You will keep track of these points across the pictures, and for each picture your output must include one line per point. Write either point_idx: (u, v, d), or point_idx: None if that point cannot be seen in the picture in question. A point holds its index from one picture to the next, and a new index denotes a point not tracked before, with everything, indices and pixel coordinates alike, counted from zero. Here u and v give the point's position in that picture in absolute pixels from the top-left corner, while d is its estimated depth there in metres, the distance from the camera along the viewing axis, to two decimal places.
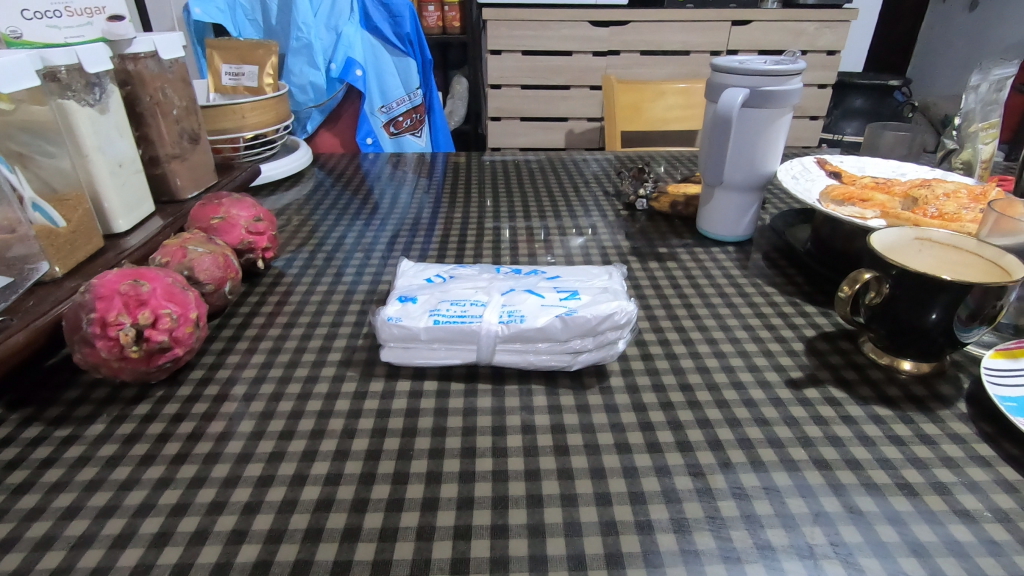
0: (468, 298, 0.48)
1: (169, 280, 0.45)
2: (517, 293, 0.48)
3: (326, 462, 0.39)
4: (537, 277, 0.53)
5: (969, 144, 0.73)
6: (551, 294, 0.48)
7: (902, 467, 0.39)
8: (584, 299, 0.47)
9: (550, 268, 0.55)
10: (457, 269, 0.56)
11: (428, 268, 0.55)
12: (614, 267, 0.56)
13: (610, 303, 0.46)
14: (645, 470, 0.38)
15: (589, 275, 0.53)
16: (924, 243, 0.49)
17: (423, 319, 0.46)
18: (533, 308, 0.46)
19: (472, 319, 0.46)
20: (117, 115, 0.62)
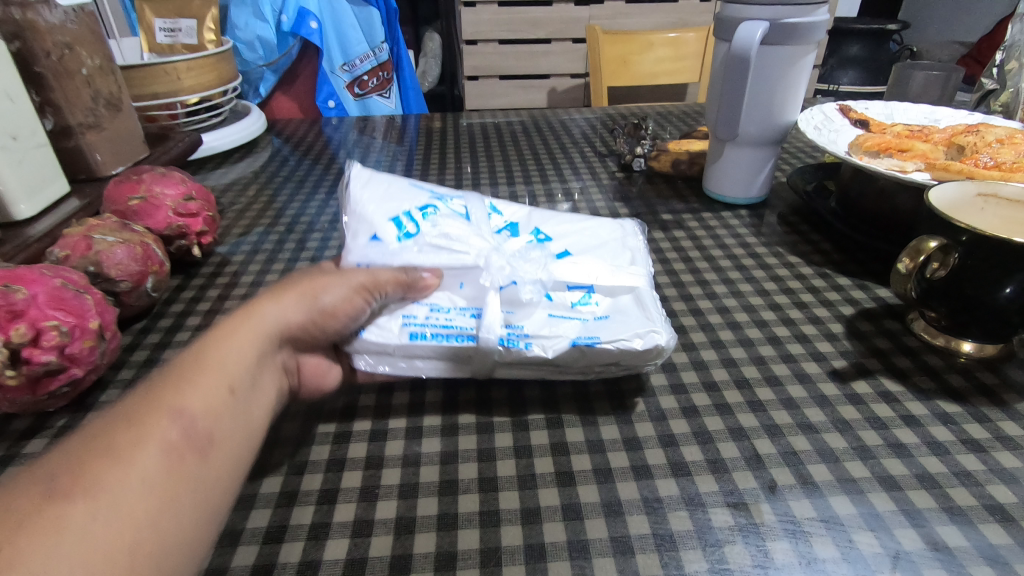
0: (455, 301, 0.37)
1: (56, 282, 0.35)
2: (519, 293, 0.38)
3: (267, 511, 0.31)
4: (541, 254, 0.41)
5: (1011, 84, 0.64)
6: (561, 301, 0.38)
7: (987, 483, 0.31)
8: (605, 314, 0.37)
9: (557, 239, 0.44)
10: (435, 210, 0.41)
11: (396, 200, 0.41)
12: (635, 241, 0.44)
13: (642, 326, 0.36)
14: (672, 502, 0.30)
15: (607, 259, 0.42)
16: (989, 200, 0.40)
17: (398, 331, 0.36)
18: (540, 325, 0.36)
19: (458, 331, 0.36)
20: (4, 73, 0.51)
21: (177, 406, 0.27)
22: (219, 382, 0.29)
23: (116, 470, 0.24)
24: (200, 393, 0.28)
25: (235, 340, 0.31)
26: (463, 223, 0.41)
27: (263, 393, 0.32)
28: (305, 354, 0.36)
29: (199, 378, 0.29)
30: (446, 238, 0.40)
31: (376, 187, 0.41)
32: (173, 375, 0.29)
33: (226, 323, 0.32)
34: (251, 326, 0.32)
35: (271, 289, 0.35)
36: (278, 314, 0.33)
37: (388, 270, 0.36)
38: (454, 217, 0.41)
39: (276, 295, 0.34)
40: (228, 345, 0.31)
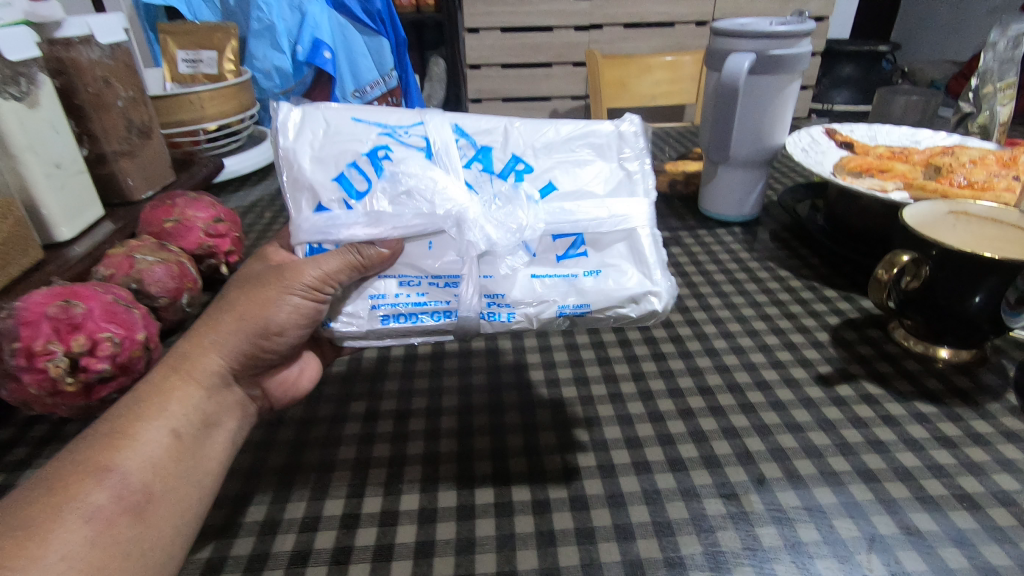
0: (425, 269, 0.34)
1: (109, 298, 0.38)
2: (498, 251, 0.33)
3: (302, 504, 0.34)
4: (521, 191, 0.35)
5: (986, 107, 0.69)
6: (547, 250, 0.34)
7: (957, 475, 0.34)
8: (596, 269, 0.34)
9: (539, 169, 0.36)
10: (389, 151, 0.34)
11: (337, 146, 0.34)
12: (630, 159, 0.36)
13: (642, 292, 0.34)
14: (670, 494, 0.33)
15: (601, 188, 0.35)
16: (960, 217, 0.44)
17: (367, 315, 0.34)
18: (525, 292, 0.34)
19: (433, 309, 0.33)
20: (50, 107, 0.55)
21: (109, 464, 0.28)
22: (157, 431, 0.30)
23: (41, 542, 0.25)
24: (138, 445, 0.29)
25: (174, 387, 0.32)
26: (422, 163, 0.34)
27: (217, 431, 0.33)
28: (270, 370, 0.38)
29: (129, 433, 0.29)
30: (405, 189, 0.33)
31: (314, 139, 0.34)
32: (104, 433, 0.29)
33: (167, 367, 0.33)
34: (190, 366, 0.33)
35: (207, 319, 0.35)
36: (222, 346, 0.34)
37: (334, 256, 0.32)
38: (412, 155, 0.34)
39: (216, 322, 0.34)
40: (166, 393, 0.32)
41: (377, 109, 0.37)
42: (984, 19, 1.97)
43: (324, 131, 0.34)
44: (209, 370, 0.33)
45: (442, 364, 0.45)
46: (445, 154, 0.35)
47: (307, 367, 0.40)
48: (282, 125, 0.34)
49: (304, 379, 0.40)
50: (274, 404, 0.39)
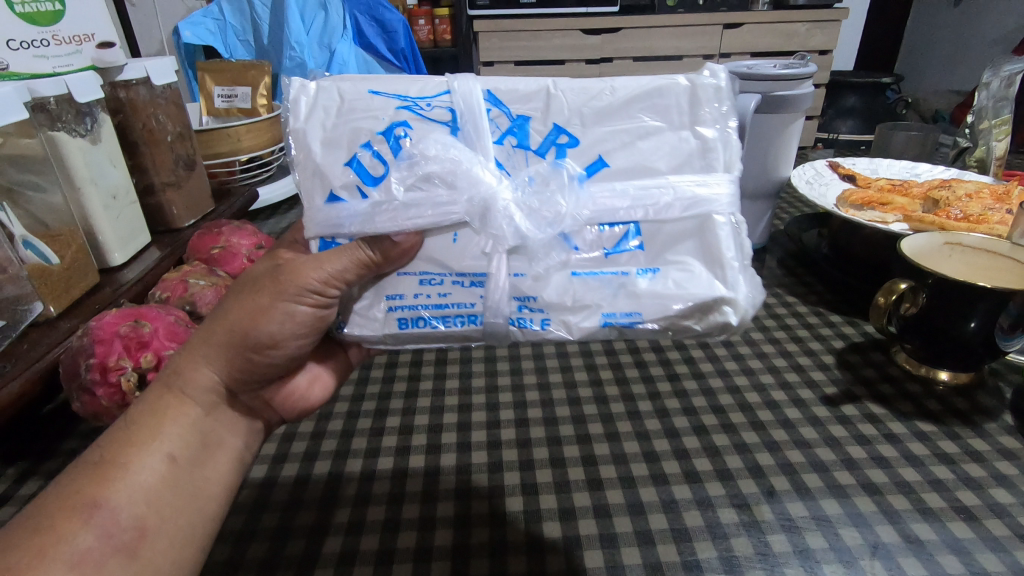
0: (449, 265, 0.34)
1: (171, 319, 0.43)
2: (532, 244, 0.33)
3: (347, 509, 0.37)
4: (564, 170, 0.34)
5: (982, 142, 0.73)
6: (599, 242, 0.34)
7: (956, 489, 0.37)
8: (655, 268, 0.34)
9: (586, 142, 0.35)
10: (408, 127, 0.34)
11: (351, 125, 0.34)
12: (700, 127, 0.35)
13: (709, 297, 0.33)
14: (686, 504, 0.36)
15: (662, 165, 0.35)
16: (955, 248, 0.47)
17: (388, 320, 0.35)
18: (562, 292, 0.34)
19: (456, 312, 0.34)
20: (109, 144, 0.60)
21: (97, 501, 0.29)
22: (148, 463, 0.31)
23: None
24: (130, 475, 0.30)
25: (168, 409, 0.33)
26: (444, 138, 0.34)
27: (211, 455, 0.34)
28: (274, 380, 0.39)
29: (118, 467, 0.30)
30: (425, 172, 0.33)
31: (328, 120, 0.34)
32: (94, 464, 0.30)
33: (160, 387, 0.34)
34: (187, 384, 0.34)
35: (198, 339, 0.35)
36: (220, 360, 0.35)
37: (341, 254, 0.33)
38: (435, 130, 0.34)
39: (210, 335, 0.35)
40: (160, 417, 0.33)
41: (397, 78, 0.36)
42: (987, 50, 2.01)
43: (338, 107, 0.35)
44: (205, 387, 0.35)
45: (470, 382, 0.48)
46: (474, 129, 0.34)
47: (316, 375, 0.42)
48: (295, 104, 0.34)
49: (314, 387, 0.42)
50: (282, 416, 0.41)
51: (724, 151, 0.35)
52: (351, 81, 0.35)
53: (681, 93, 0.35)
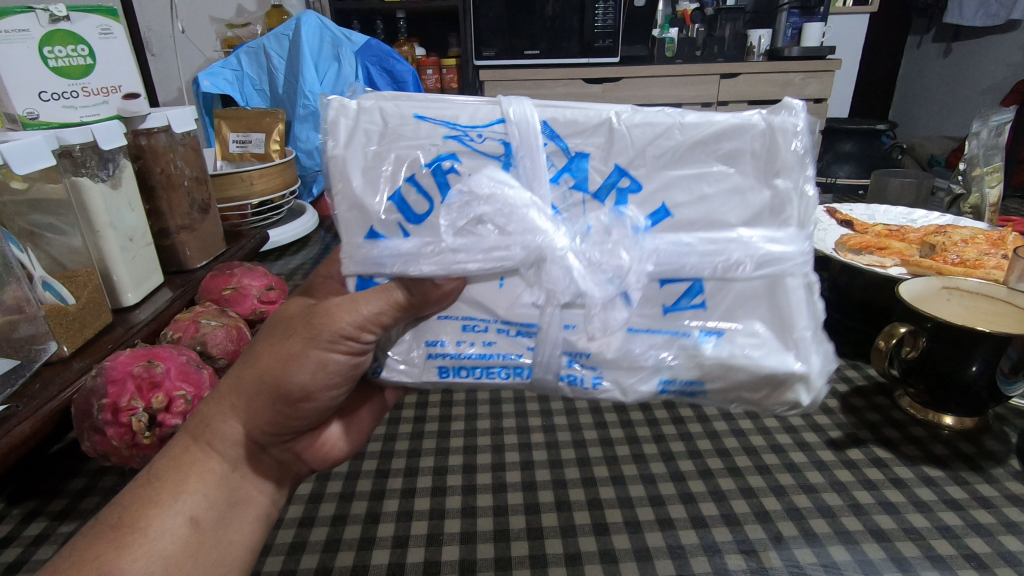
0: (496, 313, 0.36)
1: (183, 359, 0.44)
2: (592, 301, 0.34)
3: (351, 552, 0.37)
4: (626, 218, 0.35)
5: (976, 188, 0.75)
6: (662, 296, 0.36)
7: (965, 536, 0.36)
8: (718, 330, 0.35)
9: (649, 187, 0.35)
10: (457, 161, 0.35)
11: (394, 152, 0.35)
12: (779, 176, 0.35)
13: (778, 372, 0.34)
14: (693, 549, 0.36)
15: (732, 216, 0.35)
16: (952, 292, 0.48)
17: (429, 369, 0.37)
18: (620, 353, 0.35)
19: (501, 362, 0.36)
20: (128, 189, 0.62)
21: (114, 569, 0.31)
22: (163, 527, 0.33)
23: None
24: (147, 541, 0.32)
25: (194, 464, 0.36)
26: (496, 173, 0.34)
27: (235, 513, 0.36)
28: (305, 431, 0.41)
29: (133, 533, 0.32)
30: (476, 215, 0.33)
31: (372, 149, 0.35)
32: (115, 528, 0.32)
33: (189, 440, 0.37)
34: (214, 436, 0.37)
35: (221, 392, 0.38)
36: (247, 408, 0.37)
37: (379, 295, 0.35)
38: (487, 165, 0.35)
39: (237, 384, 0.37)
40: (183, 474, 0.35)
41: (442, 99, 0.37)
42: (979, 99, 2.07)
43: (380, 132, 0.35)
44: (230, 439, 0.37)
45: (475, 424, 0.48)
46: (531, 168, 0.34)
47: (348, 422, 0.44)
48: (334, 129, 0.35)
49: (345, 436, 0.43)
50: (313, 466, 0.42)
51: (799, 205, 0.35)
52: (396, 103, 0.36)
53: (758, 134, 0.35)
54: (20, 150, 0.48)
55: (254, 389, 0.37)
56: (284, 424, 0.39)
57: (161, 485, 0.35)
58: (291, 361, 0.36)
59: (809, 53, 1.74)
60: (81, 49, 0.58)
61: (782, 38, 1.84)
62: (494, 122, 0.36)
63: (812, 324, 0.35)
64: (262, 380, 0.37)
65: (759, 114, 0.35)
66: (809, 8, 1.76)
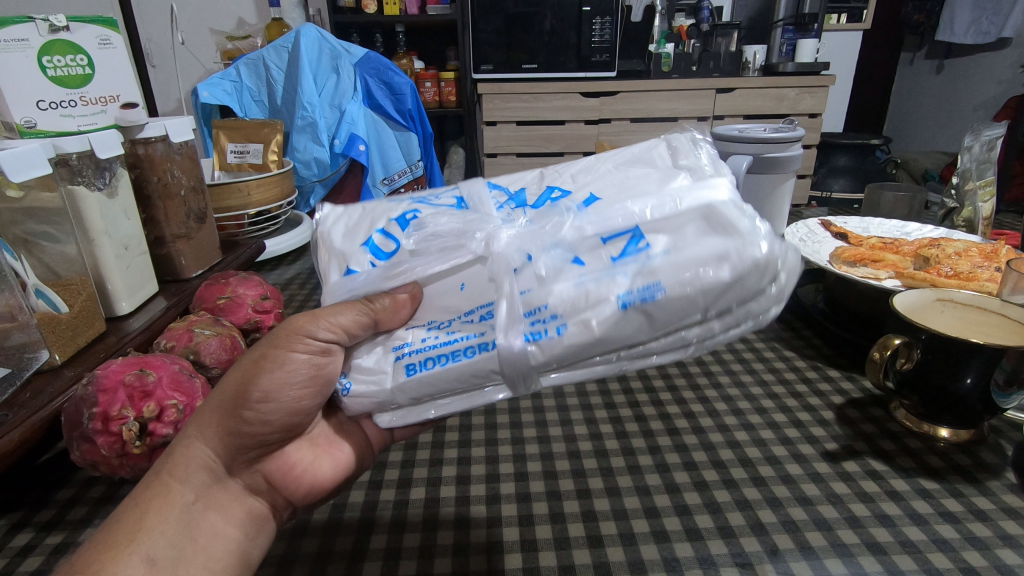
0: (456, 308, 0.34)
1: (175, 367, 0.44)
2: (535, 257, 0.33)
3: (342, 564, 0.36)
4: (559, 206, 0.35)
5: (969, 202, 0.75)
6: (605, 252, 0.33)
7: (961, 549, 0.36)
8: (670, 249, 0.32)
9: (576, 188, 0.37)
10: (418, 213, 0.38)
11: (368, 220, 0.39)
12: (682, 158, 0.37)
13: (741, 261, 0.32)
14: (688, 562, 0.36)
15: (651, 183, 0.35)
16: (946, 304, 0.48)
17: (393, 375, 0.34)
18: (576, 293, 0.32)
19: (465, 343, 0.33)
20: (125, 198, 0.62)
21: None
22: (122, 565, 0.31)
23: None
24: None
25: (155, 499, 0.34)
26: (452, 212, 0.36)
27: (197, 547, 0.34)
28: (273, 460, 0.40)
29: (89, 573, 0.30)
30: (433, 231, 0.35)
31: (349, 218, 0.40)
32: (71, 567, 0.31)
33: (151, 472, 0.36)
34: (177, 465, 0.36)
35: (188, 424, 0.38)
36: (211, 431, 0.37)
37: (347, 306, 0.35)
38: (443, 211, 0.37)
39: (203, 412, 0.38)
40: (143, 508, 0.34)
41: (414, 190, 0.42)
42: (972, 114, 2.10)
43: (359, 213, 0.40)
44: (194, 467, 0.36)
45: (470, 435, 0.48)
46: (478, 199, 0.37)
47: (329, 448, 0.42)
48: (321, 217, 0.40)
49: (321, 462, 0.41)
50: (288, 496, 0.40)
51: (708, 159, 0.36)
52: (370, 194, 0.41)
53: (658, 143, 0.39)
54: (16, 159, 0.48)
55: (218, 406, 0.37)
56: (248, 440, 0.38)
57: (119, 525, 0.33)
58: (254, 369, 0.37)
59: (803, 68, 1.76)
60: (80, 59, 0.59)
61: (776, 54, 1.86)
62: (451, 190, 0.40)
63: (762, 221, 0.34)
64: (227, 397, 0.37)
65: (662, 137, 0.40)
66: (803, 25, 1.79)
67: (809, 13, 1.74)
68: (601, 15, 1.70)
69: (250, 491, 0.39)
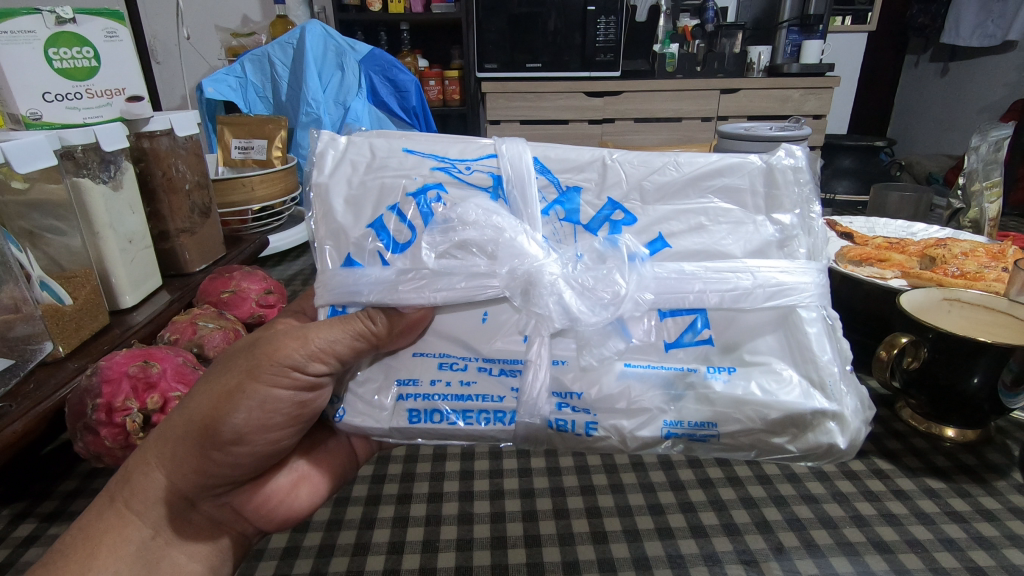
0: (478, 350, 0.35)
1: (179, 359, 0.44)
2: (584, 327, 0.35)
3: (345, 558, 0.36)
4: (621, 247, 0.37)
5: (976, 203, 0.75)
6: (670, 328, 0.36)
7: (969, 548, 0.36)
8: (730, 367, 0.35)
9: (644, 220, 0.39)
10: (442, 191, 0.38)
11: (377, 181, 0.38)
12: (780, 212, 0.39)
13: (805, 411, 0.33)
14: (693, 559, 0.35)
15: (735, 248, 0.38)
16: (953, 303, 0.47)
17: (393, 415, 0.35)
18: (619, 390, 0.34)
19: (479, 406, 0.34)
20: (130, 191, 0.62)
21: None
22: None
23: None
24: None
25: (108, 530, 0.34)
26: (485, 203, 0.37)
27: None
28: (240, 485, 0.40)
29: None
30: (461, 239, 0.36)
31: (353, 176, 0.38)
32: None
33: (106, 497, 0.35)
34: (134, 496, 0.36)
35: (148, 444, 0.37)
36: (174, 460, 0.36)
37: (342, 326, 0.35)
38: (474, 196, 0.38)
39: (164, 437, 0.37)
40: (93, 546, 0.34)
41: (433, 138, 0.40)
42: (977, 117, 2.09)
43: (366, 163, 0.39)
44: (151, 496, 0.36)
45: None
46: (521, 197, 0.37)
47: (305, 476, 0.42)
48: (322, 162, 0.38)
49: (296, 489, 0.41)
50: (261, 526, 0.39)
51: (806, 238, 0.38)
52: (385, 140, 0.40)
53: (756, 171, 0.40)
54: (21, 150, 0.48)
55: (184, 432, 0.36)
56: (216, 471, 0.38)
57: (64, 565, 0.32)
58: (228, 398, 0.36)
59: (807, 69, 1.76)
60: (86, 52, 0.59)
61: (780, 55, 1.85)
62: (486, 156, 0.39)
63: (836, 361, 0.35)
64: (195, 424, 0.36)
65: (758, 156, 0.40)
66: (807, 26, 1.78)
67: (814, 14, 1.73)
68: (606, 15, 1.70)
69: (216, 522, 0.39)
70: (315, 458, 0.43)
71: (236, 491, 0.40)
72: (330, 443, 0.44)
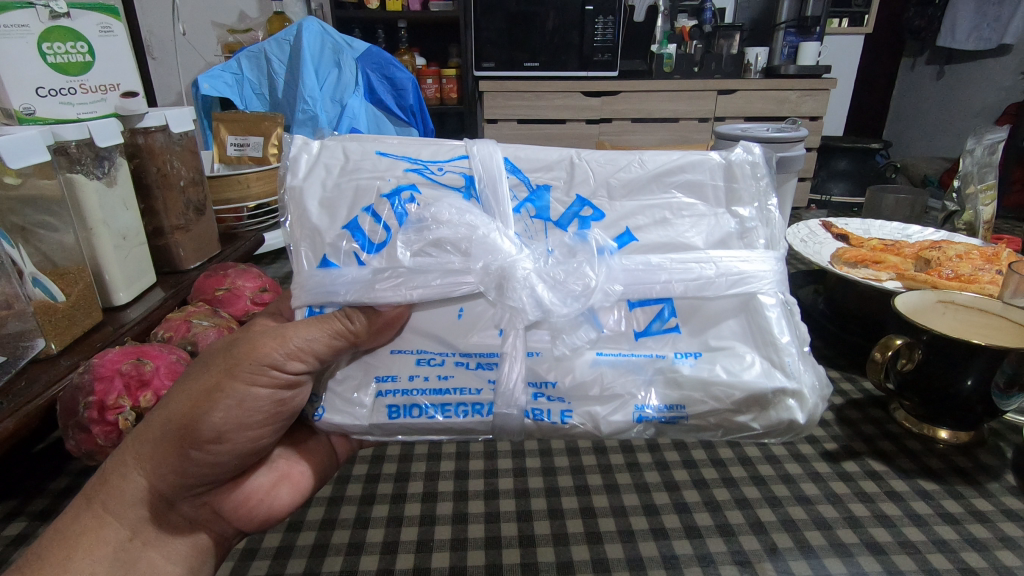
0: (454, 344, 0.35)
1: (173, 357, 0.44)
2: (556, 318, 0.34)
3: (339, 557, 0.36)
4: (591, 240, 0.37)
5: (970, 206, 0.75)
6: (642, 319, 0.36)
7: (962, 550, 0.36)
8: (696, 351, 0.35)
9: (611, 216, 0.39)
10: (416, 192, 0.38)
11: (351, 183, 0.38)
12: (741, 205, 0.39)
13: (766, 390, 0.33)
14: (687, 559, 0.35)
15: (698, 240, 0.38)
16: (948, 305, 0.48)
17: (371, 411, 0.34)
18: (592, 380, 0.34)
19: (457, 398, 0.34)
20: (123, 187, 0.62)
21: None
22: None
23: None
24: None
25: (85, 533, 0.34)
26: (459, 203, 0.37)
27: None
28: (219, 485, 0.39)
29: None
30: (435, 237, 0.36)
31: (325, 176, 0.38)
32: None
33: (84, 498, 0.35)
34: (111, 497, 0.36)
35: (125, 444, 0.37)
36: (152, 461, 0.36)
37: (320, 326, 0.35)
38: (449, 195, 0.38)
39: (141, 439, 0.36)
40: (70, 548, 0.33)
41: (402, 141, 0.40)
42: (974, 120, 2.09)
43: (337, 169, 0.39)
44: (130, 498, 0.36)
45: None
46: (492, 196, 0.38)
47: (287, 474, 0.41)
48: (293, 164, 0.38)
49: (276, 488, 0.40)
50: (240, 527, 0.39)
51: (764, 229, 0.39)
52: (357, 143, 0.40)
53: (716, 167, 0.40)
54: (14, 145, 0.47)
55: (163, 432, 0.36)
56: (195, 471, 0.37)
57: (42, 565, 0.32)
58: (206, 398, 0.36)
59: (804, 71, 1.77)
60: (80, 46, 0.58)
61: (778, 57, 1.85)
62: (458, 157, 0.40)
63: (794, 341, 0.35)
64: (172, 423, 0.36)
65: (717, 153, 0.41)
66: (805, 27, 1.79)
67: (812, 16, 1.75)
68: (604, 15, 1.70)
69: (196, 524, 0.38)
70: (295, 455, 0.42)
71: (215, 491, 0.39)
72: (311, 441, 0.43)
